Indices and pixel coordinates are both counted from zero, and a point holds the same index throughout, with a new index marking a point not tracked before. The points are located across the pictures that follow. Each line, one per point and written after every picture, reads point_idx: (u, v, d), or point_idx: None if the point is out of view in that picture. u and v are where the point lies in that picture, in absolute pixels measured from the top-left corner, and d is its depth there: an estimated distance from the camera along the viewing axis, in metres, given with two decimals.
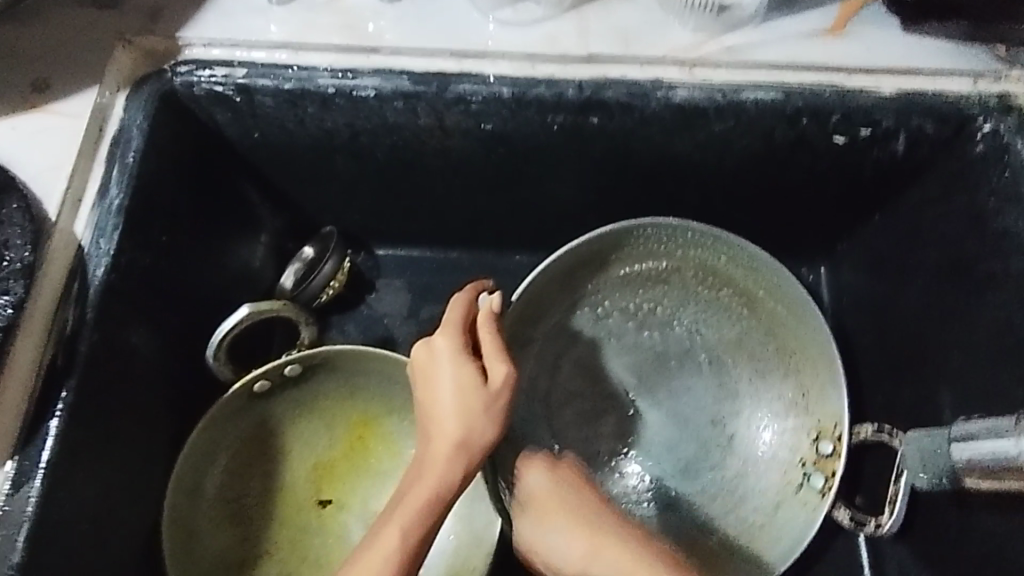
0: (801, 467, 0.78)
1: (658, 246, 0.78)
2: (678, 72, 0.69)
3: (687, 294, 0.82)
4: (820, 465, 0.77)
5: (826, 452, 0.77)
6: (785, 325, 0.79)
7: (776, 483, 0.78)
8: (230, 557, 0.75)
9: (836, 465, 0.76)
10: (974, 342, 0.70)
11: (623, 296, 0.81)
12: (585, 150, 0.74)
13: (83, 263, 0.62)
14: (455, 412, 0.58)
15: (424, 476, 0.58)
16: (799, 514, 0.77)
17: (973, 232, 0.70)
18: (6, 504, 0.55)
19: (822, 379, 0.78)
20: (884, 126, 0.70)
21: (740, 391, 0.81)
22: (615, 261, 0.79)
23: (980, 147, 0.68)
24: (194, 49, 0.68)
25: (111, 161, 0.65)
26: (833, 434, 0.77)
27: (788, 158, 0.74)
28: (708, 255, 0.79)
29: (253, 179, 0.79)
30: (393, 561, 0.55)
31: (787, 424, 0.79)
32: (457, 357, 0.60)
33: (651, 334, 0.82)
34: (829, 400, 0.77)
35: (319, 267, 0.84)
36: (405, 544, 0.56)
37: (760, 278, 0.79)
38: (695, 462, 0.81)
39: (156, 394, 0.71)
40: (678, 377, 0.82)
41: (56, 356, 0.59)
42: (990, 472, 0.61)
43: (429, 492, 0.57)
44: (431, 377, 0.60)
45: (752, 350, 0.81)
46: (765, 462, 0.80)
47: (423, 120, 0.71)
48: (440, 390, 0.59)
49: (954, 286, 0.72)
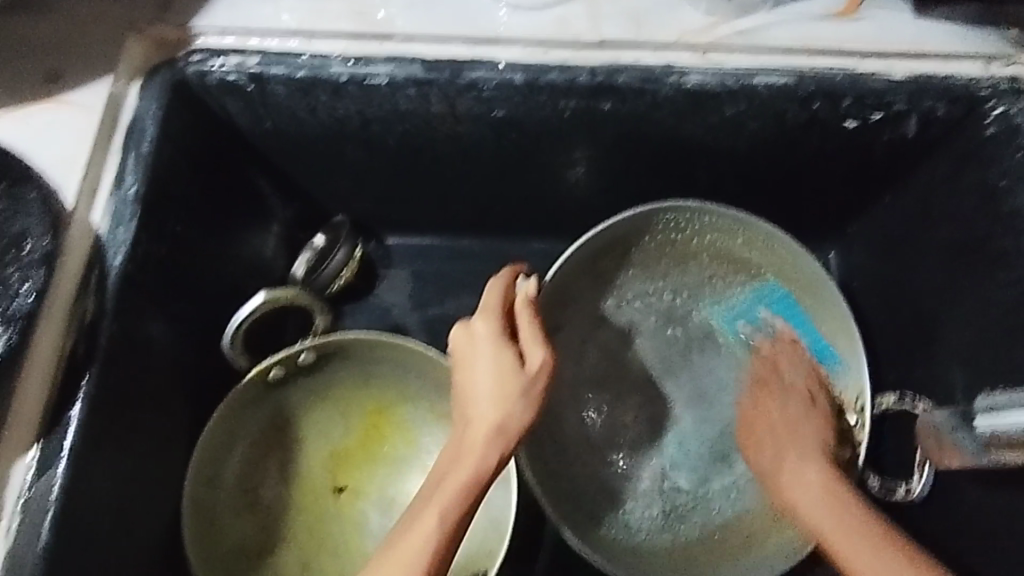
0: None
1: (677, 233, 0.79)
2: (689, 56, 0.69)
3: (707, 280, 0.83)
4: (845, 437, 0.76)
5: (849, 424, 0.76)
6: (801, 302, 0.80)
7: None
8: (250, 544, 0.75)
9: (860, 435, 0.75)
10: (986, 323, 0.71)
11: (645, 283, 0.82)
12: (596, 135, 0.74)
13: (102, 253, 0.62)
14: (490, 398, 0.58)
15: (461, 463, 0.57)
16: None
17: (985, 213, 0.70)
18: (30, 491, 0.56)
19: (840, 351, 0.78)
20: (895, 109, 0.70)
21: (760, 375, 0.82)
22: (638, 248, 0.80)
23: (990, 130, 0.69)
24: (205, 38, 0.68)
25: (126, 151, 0.65)
26: (856, 406, 0.76)
27: (799, 141, 0.74)
28: (727, 239, 0.80)
29: (264, 169, 0.79)
30: (431, 548, 0.54)
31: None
32: (493, 342, 0.61)
33: (673, 321, 0.83)
34: (850, 371, 0.78)
35: (330, 256, 0.85)
36: (443, 531, 0.55)
37: (777, 260, 0.80)
38: (721, 444, 0.81)
39: (174, 383, 0.72)
40: (699, 364, 0.83)
41: (77, 346, 0.60)
42: (1004, 443, 0.64)
43: (465, 479, 0.56)
44: (471, 362, 0.61)
45: (771, 334, 0.82)
46: None
47: (435, 106, 0.71)
48: (476, 376, 0.60)
49: (966, 268, 0.73)
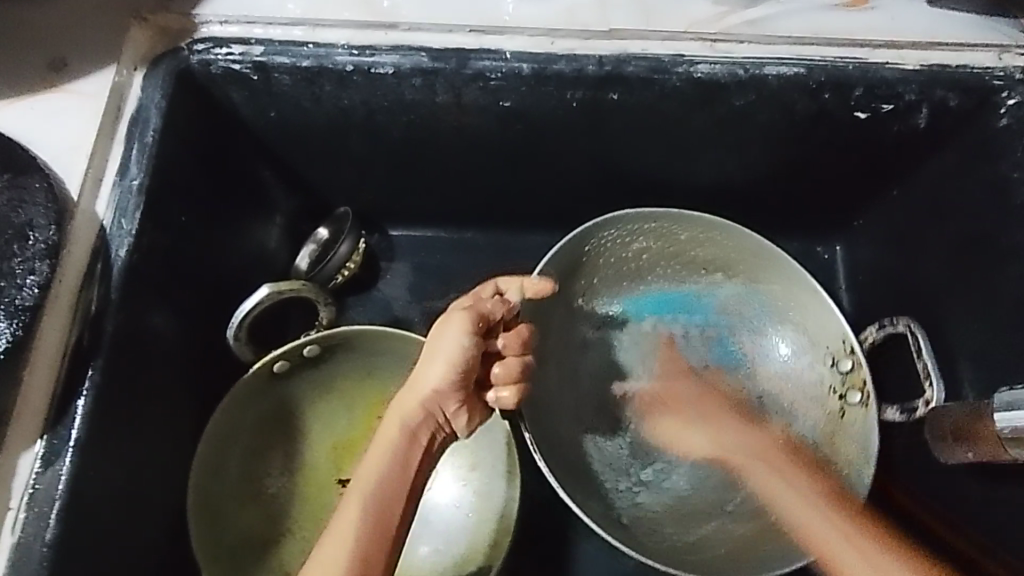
0: (834, 394, 0.77)
1: (625, 246, 0.80)
2: (698, 46, 0.68)
3: (671, 279, 0.82)
4: (849, 383, 0.76)
5: (846, 370, 0.76)
6: (780, 270, 0.79)
7: (821, 421, 0.77)
8: (256, 535, 0.75)
9: (864, 374, 0.75)
10: (996, 316, 0.70)
11: (611, 295, 0.81)
12: (603, 126, 0.73)
13: (106, 243, 0.62)
14: (432, 385, 0.62)
15: (398, 445, 0.61)
16: (853, 433, 0.75)
17: (996, 205, 0.70)
18: (37, 482, 0.56)
19: (820, 307, 0.77)
20: (906, 99, 0.69)
21: (753, 356, 0.81)
22: (592, 266, 0.79)
23: (1004, 121, 0.68)
24: (210, 27, 0.68)
25: (130, 141, 0.65)
26: (845, 351, 0.76)
27: (808, 133, 0.73)
28: (670, 239, 0.80)
29: (268, 159, 0.78)
30: (369, 524, 0.58)
31: (801, 361, 0.79)
32: (450, 333, 0.62)
33: (649, 324, 0.82)
34: (833, 320, 0.77)
35: (335, 248, 0.85)
36: (381, 510, 0.59)
37: (717, 243, 0.80)
38: (736, 419, 0.79)
39: (177, 375, 0.71)
40: (687, 356, 0.82)
41: (82, 336, 0.59)
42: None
43: (401, 458, 0.61)
44: (432, 349, 0.62)
45: (754, 314, 0.81)
46: (800, 403, 0.78)
47: (441, 97, 0.71)
48: (429, 363, 0.63)
49: (976, 261, 0.72)
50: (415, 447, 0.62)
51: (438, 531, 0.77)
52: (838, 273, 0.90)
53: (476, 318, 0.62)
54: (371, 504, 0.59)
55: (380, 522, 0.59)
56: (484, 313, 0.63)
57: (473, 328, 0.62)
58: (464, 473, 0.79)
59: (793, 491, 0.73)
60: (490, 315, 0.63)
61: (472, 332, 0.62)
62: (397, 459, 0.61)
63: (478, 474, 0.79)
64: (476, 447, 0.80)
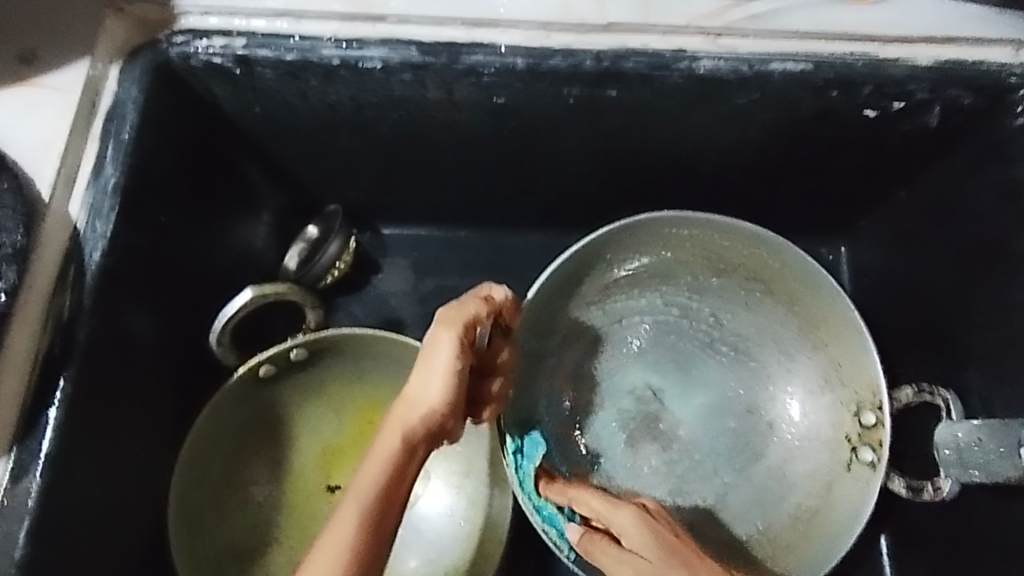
0: (847, 443, 0.74)
1: (651, 246, 0.77)
2: (701, 41, 0.65)
3: (695, 286, 0.79)
4: (866, 438, 0.73)
5: (868, 423, 0.73)
6: (811, 294, 0.75)
7: (824, 467, 0.75)
8: (240, 545, 0.73)
9: (882, 434, 0.72)
10: (1007, 324, 0.67)
11: (630, 295, 0.79)
12: (600, 124, 0.70)
13: (80, 247, 0.59)
14: (430, 399, 0.60)
15: (384, 458, 0.59)
16: (853, 490, 0.73)
17: (1008, 209, 0.67)
18: (6, 497, 0.54)
19: (850, 349, 0.74)
20: (918, 97, 0.66)
21: (768, 372, 0.79)
22: (612, 262, 0.77)
23: (1020, 120, 0.65)
24: (190, 18, 0.64)
25: (105, 138, 0.62)
26: (874, 404, 0.73)
27: (814, 132, 0.70)
28: (707, 244, 0.76)
29: (253, 156, 0.76)
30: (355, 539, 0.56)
31: (823, 399, 0.76)
32: (440, 343, 0.60)
33: (665, 330, 0.80)
34: (862, 367, 0.74)
35: (323, 247, 0.82)
36: (365, 524, 0.56)
37: (763, 262, 0.76)
38: (737, 450, 0.78)
39: (158, 380, 0.69)
40: (701, 371, 0.80)
41: (54, 344, 0.57)
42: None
43: (386, 472, 0.58)
44: (426, 367, 0.61)
45: (774, 331, 0.79)
46: (807, 443, 0.76)
47: (431, 92, 0.68)
48: (423, 378, 0.61)
49: (986, 267, 0.69)
50: (411, 461, 0.60)
51: (428, 540, 0.75)
52: (842, 275, 0.87)
53: (466, 324, 0.60)
54: (365, 515, 0.57)
55: (377, 531, 0.57)
56: (472, 317, 0.60)
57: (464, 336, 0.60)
58: (455, 480, 0.77)
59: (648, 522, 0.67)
60: (480, 320, 0.61)
61: (462, 340, 0.60)
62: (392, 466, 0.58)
63: (470, 481, 0.76)
64: (468, 454, 0.77)
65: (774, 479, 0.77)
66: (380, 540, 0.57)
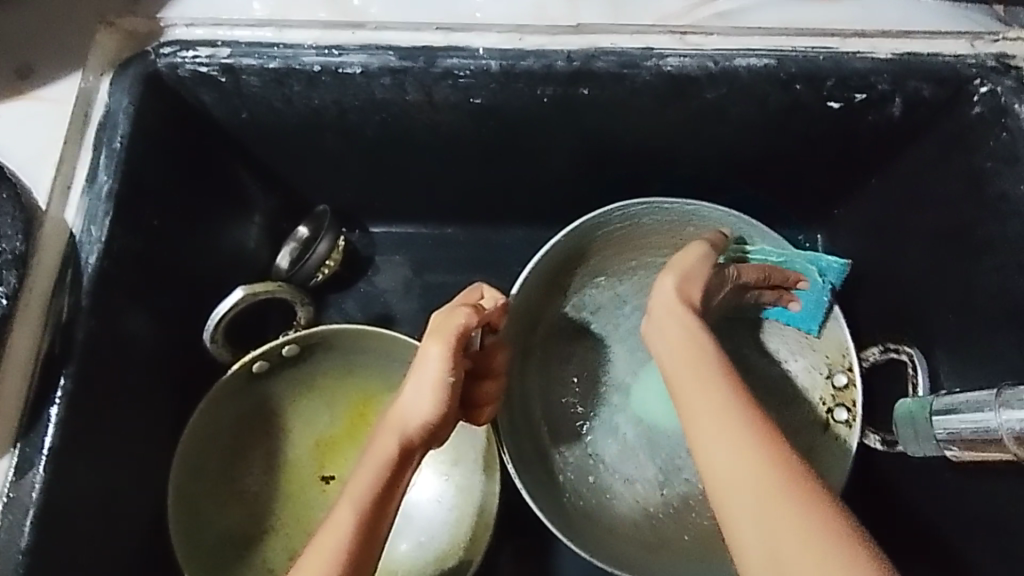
0: (823, 404, 0.78)
1: (626, 234, 0.79)
2: (669, 40, 0.68)
3: None
4: (841, 398, 0.77)
5: (841, 384, 0.77)
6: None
7: (803, 420, 0.78)
8: (238, 533, 0.76)
9: (855, 394, 0.77)
10: (970, 306, 0.70)
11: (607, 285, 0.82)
12: (575, 122, 0.73)
13: (76, 251, 0.62)
14: (422, 411, 0.62)
15: (375, 454, 0.62)
16: (833, 444, 0.76)
17: (969, 194, 0.69)
18: (11, 490, 0.57)
19: (814, 312, 0.78)
20: (879, 90, 0.68)
21: (742, 352, 0.82)
22: (591, 253, 0.80)
23: (977, 109, 0.67)
24: (176, 30, 0.67)
25: (98, 147, 0.64)
26: (844, 365, 0.77)
27: (783, 124, 0.73)
28: (682, 229, 0.79)
29: (243, 161, 0.78)
30: (348, 534, 0.57)
31: (796, 361, 0.79)
32: (432, 352, 0.63)
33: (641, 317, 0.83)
34: (829, 331, 0.78)
35: (314, 246, 0.84)
36: (360, 520, 0.58)
37: (735, 247, 0.79)
38: None
39: (155, 379, 0.72)
40: None
41: (54, 344, 0.60)
42: (971, 444, 0.61)
43: (376, 469, 0.61)
44: (417, 373, 0.63)
45: None
46: (787, 402, 0.79)
47: (411, 95, 0.70)
48: (413, 386, 0.63)
49: (953, 252, 0.71)
50: (404, 462, 0.62)
51: (419, 526, 0.78)
52: None
53: (457, 334, 0.62)
54: (362, 509, 0.59)
55: (373, 529, 0.59)
56: (463, 325, 0.62)
57: (456, 345, 0.63)
58: (445, 469, 0.80)
59: (726, 428, 0.55)
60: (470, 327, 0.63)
61: (452, 350, 0.62)
62: (385, 467, 0.61)
63: (455, 468, 0.79)
64: (458, 442, 0.80)
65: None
66: (374, 538, 0.59)
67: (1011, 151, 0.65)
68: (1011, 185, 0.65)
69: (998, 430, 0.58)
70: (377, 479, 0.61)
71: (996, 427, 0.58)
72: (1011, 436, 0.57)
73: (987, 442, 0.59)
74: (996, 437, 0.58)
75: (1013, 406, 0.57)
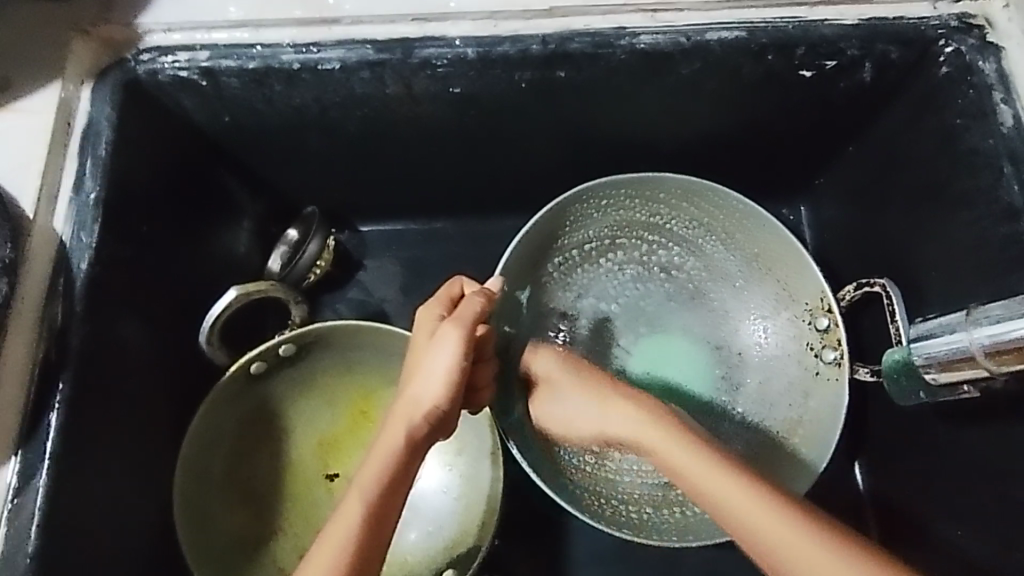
0: (811, 351, 0.79)
1: (600, 217, 0.82)
2: (640, 18, 0.69)
3: (649, 244, 0.84)
4: (826, 340, 0.78)
5: (823, 327, 0.78)
6: (754, 234, 0.80)
7: (797, 374, 0.79)
8: (247, 536, 0.76)
9: (839, 333, 0.77)
10: (948, 262, 0.71)
11: (589, 268, 0.84)
12: (555, 105, 0.74)
13: (66, 258, 0.62)
14: (429, 398, 0.62)
15: (381, 447, 0.61)
16: (827, 393, 0.77)
17: (942, 152, 0.70)
18: (16, 499, 0.57)
19: (791, 266, 0.79)
20: (849, 55, 0.70)
21: (729, 311, 0.83)
22: (566, 238, 0.82)
23: (944, 69, 0.69)
24: (154, 36, 0.68)
25: (82, 155, 0.65)
26: (824, 307, 0.78)
27: (758, 94, 0.74)
28: (652, 202, 0.81)
29: (228, 165, 0.79)
30: (359, 524, 0.58)
31: (781, 319, 0.81)
32: (447, 342, 0.62)
33: (629, 292, 0.85)
34: (806, 279, 0.78)
35: (304, 248, 0.86)
36: (365, 513, 0.58)
37: (707, 209, 0.81)
38: (716, 390, 0.82)
39: (154, 386, 0.72)
40: (673, 323, 0.84)
41: (49, 350, 0.60)
42: (947, 364, 0.63)
43: (381, 462, 0.60)
44: (425, 361, 0.63)
45: (729, 271, 0.83)
46: (777, 356, 0.81)
47: (390, 87, 0.71)
48: (423, 378, 0.63)
49: (930, 211, 0.73)
50: (412, 456, 0.61)
51: (427, 515, 0.79)
52: (803, 233, 0.91)
53: (471, 325, 0.63)
54: (369, 503, 0.59)
55: (379, 522, 0.58)
56: (478, 315, 0.63)
57: (470, 337, 0.63)
58: (449, 458, 0.80)
59: (736, 487, 0.61)
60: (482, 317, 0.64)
61: (469, 339, 0.63)
62: (391, 459, 0.60)
63: (457, 457, 0.80)
64: (461, 432, 0.81)
65: (754, 404, 0.81)
66: (382, 530, 0.59)
67: (977, 106, 0.67)
68: (982, 139, 0.66)
69: (970, 348, 0.61)
70: (383, 472, 0.60)
71: (967, 342, 0.61)
72: (982, 351, 0.60)
73: (959, 360, 0.62)
74: (966, 353, 0.61)
75: (982, 323, 0.61)
